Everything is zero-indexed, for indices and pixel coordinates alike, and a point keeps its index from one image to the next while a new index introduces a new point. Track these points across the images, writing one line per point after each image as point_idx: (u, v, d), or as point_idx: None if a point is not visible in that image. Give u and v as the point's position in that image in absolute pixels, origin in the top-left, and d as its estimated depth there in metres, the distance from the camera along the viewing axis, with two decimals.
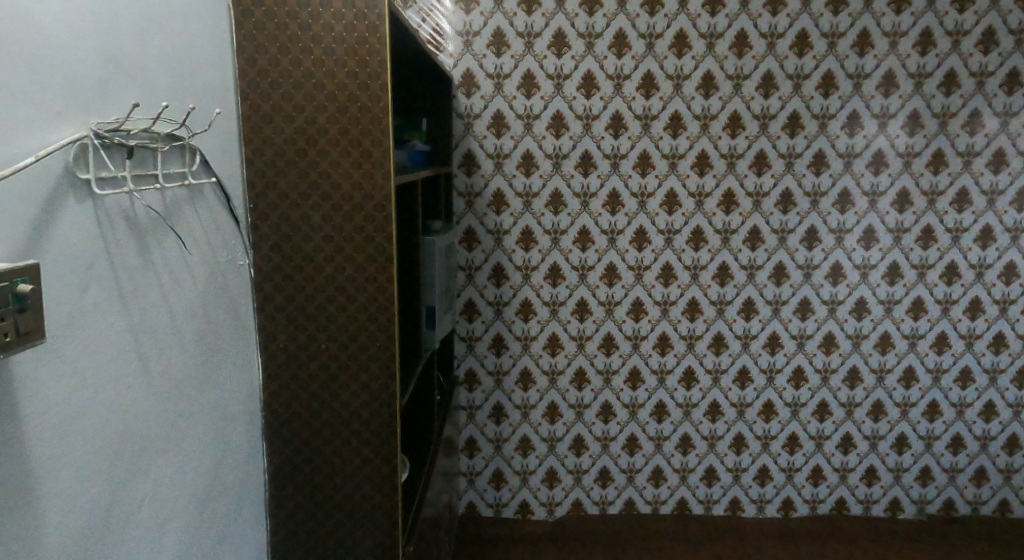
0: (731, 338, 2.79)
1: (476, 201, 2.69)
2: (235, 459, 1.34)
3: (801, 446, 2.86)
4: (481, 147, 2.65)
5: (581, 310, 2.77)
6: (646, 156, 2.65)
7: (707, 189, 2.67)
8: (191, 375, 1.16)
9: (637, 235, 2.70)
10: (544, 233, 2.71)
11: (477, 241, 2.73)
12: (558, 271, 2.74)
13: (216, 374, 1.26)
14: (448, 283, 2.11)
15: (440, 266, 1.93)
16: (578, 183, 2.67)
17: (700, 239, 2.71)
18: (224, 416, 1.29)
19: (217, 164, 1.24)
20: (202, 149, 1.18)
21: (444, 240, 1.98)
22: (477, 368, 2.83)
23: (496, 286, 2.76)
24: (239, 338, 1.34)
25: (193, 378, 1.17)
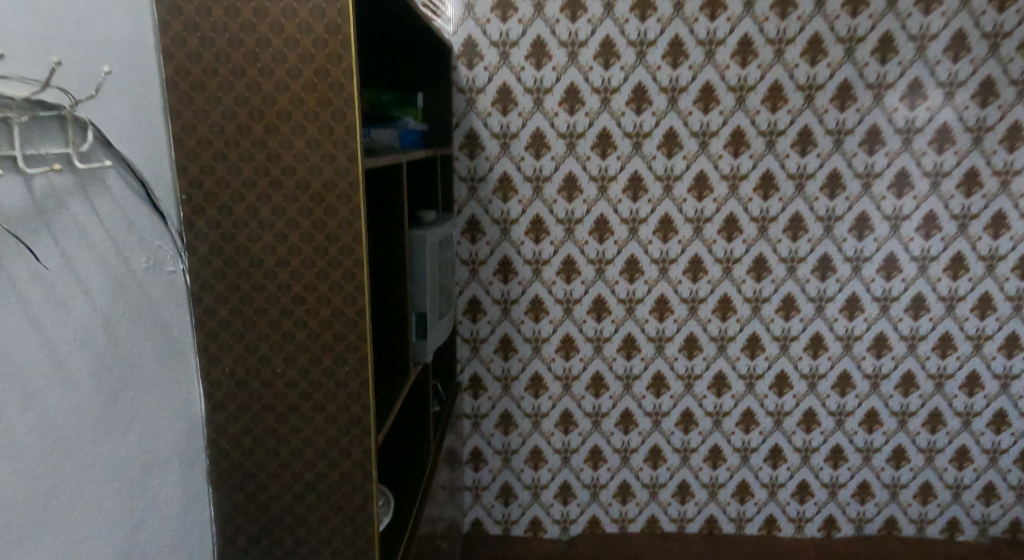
0: (768, 339, 2.48)
1: (479, 186, 2.40)
2: (158, 509, 1.09)
3: (845, 459, 2.56)
4: (486, 126, 2.35)
5: (599, 309, 2.48)
6: (673, 135, 2.33)
7: (743, 171, 2.34)
8: (81, 415, 0.90)
9: (662, 223, 2.40)
10: (557, 223, 2.41)
11: (481, 232, 2.44)
12: (573, 264, 2.44)
13: (127, 408, 1.00)
14: (444, 281, 1.82)
15: (432, 263, 1.64)
16: (595, 165, 2.36)
17: (733, 227, 2.39)
18: (140, 458, 1.04)
19: (120, 142, 0.99)
20: (89, 123, 0.92)
21: (436, 231, 1.68)
22: (482, 373, 2.56)
23: (503, 281, 2.48)
24: (163, 359, 1.09)
25: (84, 419, 0.91)
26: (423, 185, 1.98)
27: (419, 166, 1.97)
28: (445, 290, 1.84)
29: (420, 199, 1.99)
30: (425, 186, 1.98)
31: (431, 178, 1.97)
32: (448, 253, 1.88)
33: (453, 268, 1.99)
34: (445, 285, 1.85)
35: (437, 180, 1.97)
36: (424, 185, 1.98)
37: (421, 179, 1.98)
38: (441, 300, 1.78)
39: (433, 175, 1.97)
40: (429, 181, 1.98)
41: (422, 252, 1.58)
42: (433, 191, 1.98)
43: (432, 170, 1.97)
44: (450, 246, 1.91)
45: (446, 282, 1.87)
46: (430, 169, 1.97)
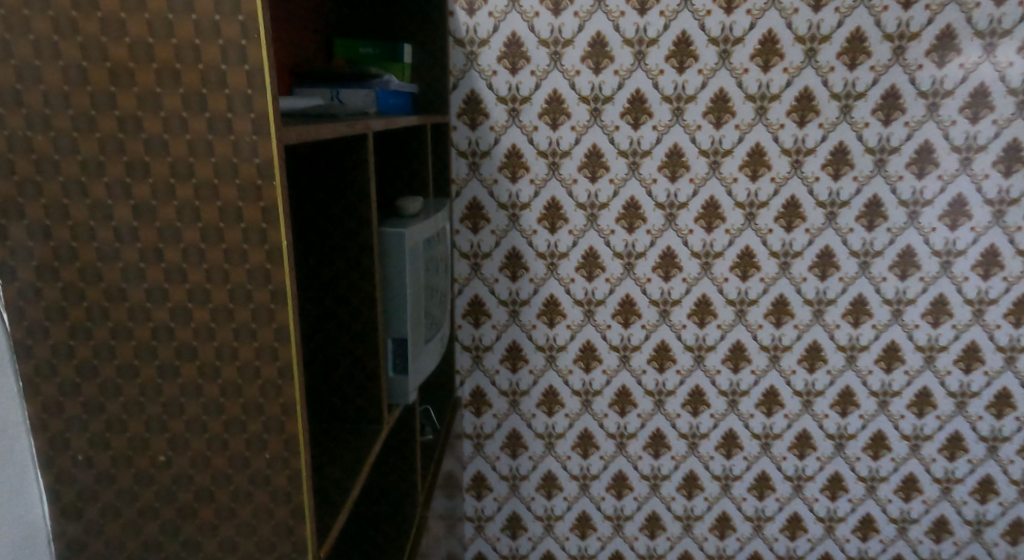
0: (831, 350, 2.10)
1: (482, 162, 1.99)
2: None
3: (920, 491, 2.23)
4: (490, 89, 1.93)
5: (626, 311, 2.09)
6: (723, 98, 1.91)
7: (808, 145, 1.93)
8: None
9: (707, 209, 1.99)
10: (577, 208, 2.01)
11: (484, 219, 2.04)
12: (595, 258, 2.05)
13: None
14: (433, 287, 1.41)
15: (417, 270, 1.22)
16: (625, 137, 1.95)
17: (794, 214, 1.98)
18: None
19: None
20: None
21: (420, 225, 1.26)
22: (485, 387, 2.18)
23: (511, 278, 2.09)
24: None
25: None
26: (407, 163, 1.54)
27: (401, 138, 1.53)
28: (435, 299, 1.43)
29: (404, 180, 1.55)
30: (408, 163, 1.54)
31: (417, 153, 1.54)
32: (439, 249, 1.46)
33: (448, 268, 1.58)
34: (434, 293, 1.44)
35: (426, 155, 1.53)
36: (408, 163, 1.54)
37: (405, 155, 1.54)
38: (429, 315, 1.37)
39: (420, 149, 1.53)
40: (416, 157, 1.54)
41: (401, 256, 1.16)
42: (421, 170, 1.54)
43: (419, 143, 1.53)
44: (443, 239, 1.50)
45: (437, 288, 1.46)
46: (416, 141, 1.53)
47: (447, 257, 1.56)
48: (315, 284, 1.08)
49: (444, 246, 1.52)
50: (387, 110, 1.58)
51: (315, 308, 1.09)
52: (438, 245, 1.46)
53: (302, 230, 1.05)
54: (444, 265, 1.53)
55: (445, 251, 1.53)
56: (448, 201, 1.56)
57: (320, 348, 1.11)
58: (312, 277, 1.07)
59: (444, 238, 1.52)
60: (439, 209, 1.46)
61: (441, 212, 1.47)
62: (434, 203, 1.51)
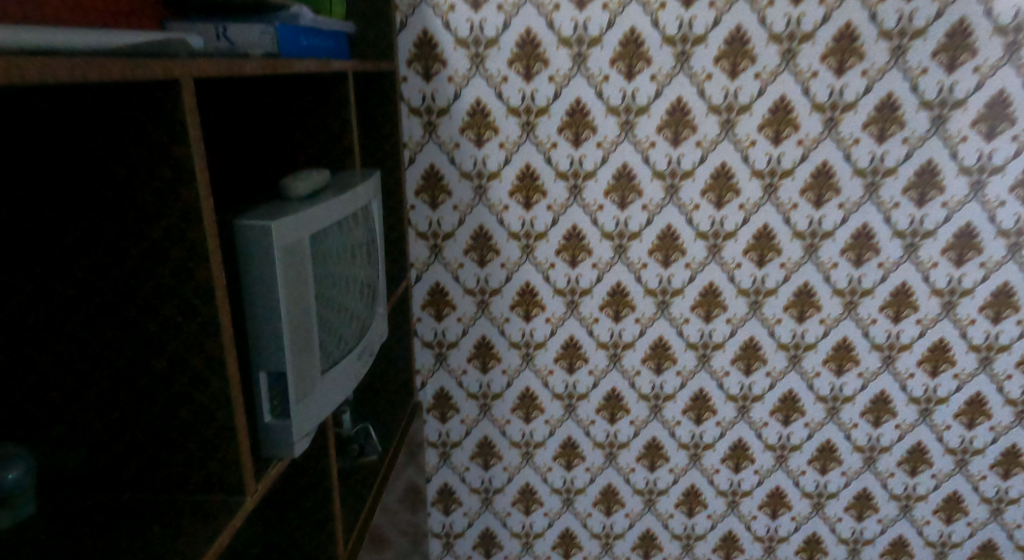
0: (864, 349, 1.76)
1: (439, 121, 1.61)
2: None
3: (965, 512, 1.89)
4: (447, 29, 1.55)
5: (616, 303, 1.77)
6: (741, 38, 1.51)
7: (847, 100, 1.54)
8: None
9: (716, 179, 1.63)
10: (557, 178, 1.65)
11: (445, 191, 1.68)
12: (580, 240, 1.71)
13: None
14: (342, 291, 1.06)
15: (304, 277, 0.87)
16: (616, 89, 1.57)
17: (825, 186, 1.61)
18: None
19: None
20: None
21: (308, 213, 0.89)
22: (451, 388, 1.87)
23: (479, 263, 1.75)
24: None
25: None
26: (323, 125, 1.19)
27: (311, 89, 1.17)
28: (346, 305, 1.08)
29: (320, 148, 1.20)
30: (325, 125, 1.19)
31: (334, 111, 1.18)
32: (351, 238, 1.10)
33: (374, 260, 1.23)
34: (346, 297, 1.09)
35: (348, 113, 1.18)
36: (324, 125, 1.19)
37: (318, 113, 1.18)
38: (331, 329, 1.02)
39: (340, 104, 1.17)
40: (333, 116, 1.18)
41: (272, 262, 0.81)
42: (342, 134, 1.19)
43: (337, 97, 1.17)
44: (359, 224, 1.14)
45: (351, 290, 1.11)
46: (333, 94, 1.17)
47: (370, 245, 1.21)
48: (99, 298, 0.72)
49: (362, 232, 1.16)
50: (301, 53, 1.20)
51: (107, 332, 0.73)
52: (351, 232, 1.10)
53: (84, 219, 0.70)
54: (366, 255, 1.18)
55: (365, 237, 1.18)
56: (377, 174, 1.21)
57: (130, 391, 0.75)
58: (101, 287, 0.72)
59: (364, 221, 1.16)
60: (355, 186, 1.10)
61: (359, 189, 1.11)
62: (350, 177, 1.15)
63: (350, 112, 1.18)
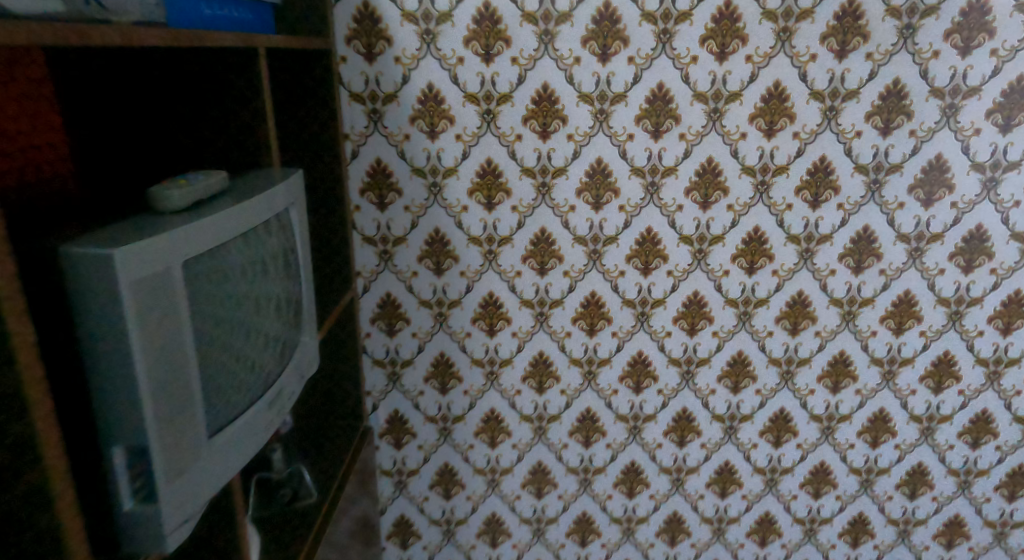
0: (863, 364, 1.59)
1: (385, 109, 1.39)
2: None
3: (968, 537, 1.75)
4: (392, 1, 1.32)
5: (590, 315, 1.58)
6: (732, 15, 1.32)
7: (849, 87, 1.36)
8: None
9: (702, 176, 1.44)
10: (523, 175, 1.45)
11: (394, 190, 1.46)
12: (549, 245, 1.51)
13: None
14: (246, 320, 0.86)
15: (177, 317, 0.67)
16: (589, 73, 1.37)
17: (823, 184, 1.44)
18: None
19: None
20: None
21: (185, 232, 0.69)
22: (406, 411, 1.66)
23: (435, 271, 1.53)
24: None
25: None
26: (230, 115, 0.98)
27: (214, 70, 0.96)
28: (253, 337, 0.88)
29: (231, 143, 1.00)
30: (235, 115, 0.98)
31: (246, 98, 0.97)
32: (261, 253, 0.90)
33: (296, 273, 1.03)
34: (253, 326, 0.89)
35: (262, 101, 0.97)
36: (235, 114, 0.98)
37: (225, 100, 0.97)
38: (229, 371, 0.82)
39: (252, 90, 0.96)
40: (245, 105, 0.97)
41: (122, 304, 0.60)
42: (256, 126, 0.98)
43: (248, 81, 0.96)
44: (273, 234, 0.94)
45: (261, 317, 0.91)
46: (243, 77, 0.96)
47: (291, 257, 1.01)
48: None
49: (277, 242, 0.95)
50: (201, 23, 0.99)
51: None
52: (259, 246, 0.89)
53: None
54: (283, 270, 0.98)
55: (282, 249, 0.97)
56: (300, 173, 1.00)
57: None
58: None
59: (279, 231, 0.96)
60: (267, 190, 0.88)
61: (273, 193, 0.90)
62: (259, 178, 0.94)
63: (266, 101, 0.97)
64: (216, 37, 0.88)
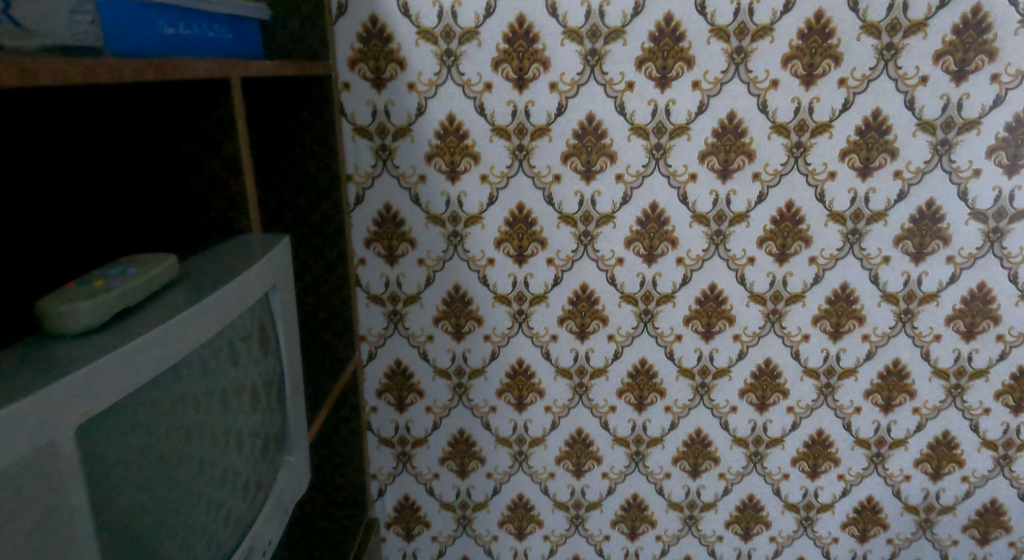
0: (971, 446, 1.33)
1: (396, 145, 1.15)
2: None
3: None
4: (406, 14, 1.07)
5: (640, 387, 1.32)
6: (824, 29, 1.07)
7: (966, 116, 1.11)
8: None
9: (781, 224, 1.19)
10: (561, 223, 1.20)
11: (406, 240, 1.21)
12: (593, 305, 1.26)
13: None
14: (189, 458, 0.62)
15: (67, 522, 0.45)
16: (645, 101, 1.12)
17: (930, 234, 1.18)
18: None
19: None
20: None
21: (84, 384, 0.45)
22: (418, 498, 1.40)
23: (454, 335, 1.28)
24: None
25: None
26: (194, 164, 0.74)
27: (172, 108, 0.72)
28: (199, 479, 0.64)
29: (195, 200, 0.76)
30: (201, 164, 0.74)
31: (216, 142, 0.73)
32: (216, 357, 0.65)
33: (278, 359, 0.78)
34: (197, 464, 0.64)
35: (239, 146, 0.73)
36: (200, 163, 0.74)
37: (189, 147, 0.73)
38: (146, 544, 0.58)
39: (223, 131, 0.72)
40: (215, 150, 0.73)
41: None
42: (229, 177, 0.74)
43: (218, 120, 0.72)
44: (237, 330, 0.69)
45: (215, 447, 0.66)
46: (211, 116, 0.72)
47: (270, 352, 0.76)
48: None
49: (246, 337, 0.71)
50: (166, 48, 0.75)
51: None
52: (211, 350, 0.65)
53: None
54: (256, 372, 0.73)
55: (252, 346, 0.72)
56: (288, 239, 0.76)
57: None
58: None
59: (251, 321, 0.71)
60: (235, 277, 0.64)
61: (245, 280, 0.65)
62: (230, 254, 0.70)
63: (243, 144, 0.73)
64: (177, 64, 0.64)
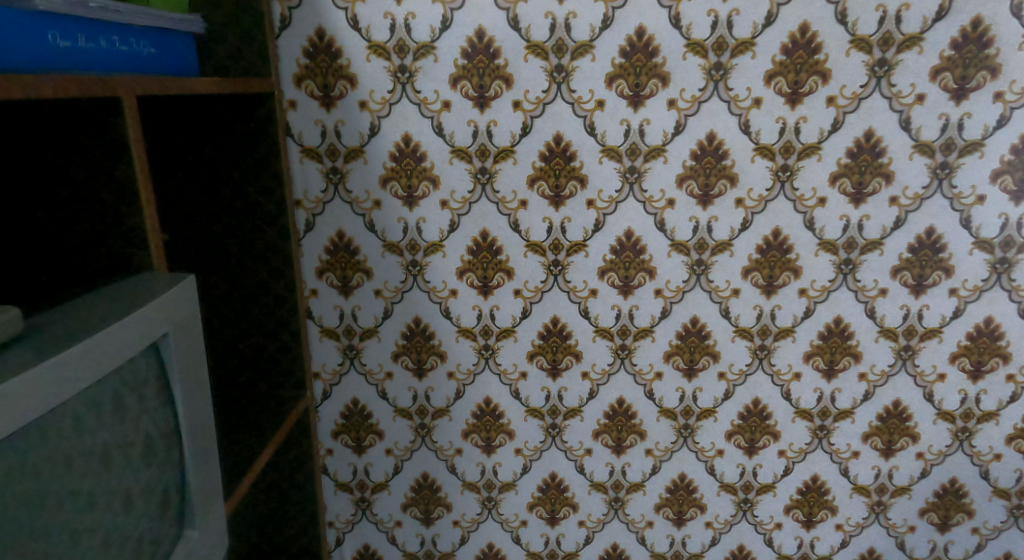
0: (982, 495, 1.22)
1: (348, 168, 1.06)
2: None
3: None
4: (355, 28, 1.00)
5: (618, 428, 1.21)
6: (810, 43, 0.99)
7: (968, 137, 1.02)
8: None
9: (767, 253, 1.09)
10: (529, 252, 1.11)
11: (360, 270, 1.12)
12: (565, 340, 1.16)
13: None
14: (41, 546, 0.52)
15: None
16: (616, 121, 1.04)
17: (931, 264, 1.08)
18: None
19: None
20: None
21: None
22: (379, 547, 1.29)
23: (415, 372, 1.18)
24: None
25: None
26: (84, 195, 0.66)
27: (60, 133, 0.65)
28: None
29: (86, 233, 0.67)
30: (92, 195, 0.66)
31: (106, 170, 0.65)
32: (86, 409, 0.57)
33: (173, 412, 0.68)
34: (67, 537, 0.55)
35: (133, 173, 0.65)
36: (91, 193, 0.66)
37: (78, 175, 0.65)
38: None
39: (116, 156, 0.64)
40: (107, 179, 0.65)
41: None
42: (124, 208, 0.66)
43: (110, 144, 0.64)
44: (111, 387, 0.60)
45: (81, 528, 0.57)
46: (101, 140, 0.64)
47: (164, 406, 0.67)
48: None
49: (125, 394, 0.62)
50: (58, 64, 0.65)
51: None
52: (79, 408, 0.56)
53: None
54: (141, 433, 0.64)
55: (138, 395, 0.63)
56: (193, 277, 0.67)
57: None
58: None
59: (132, 375, 0.62)
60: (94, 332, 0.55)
61: (111, 334, 0.56)
62: (110, 300, 0.61)
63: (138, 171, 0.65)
64: (50, 80, 0.55)
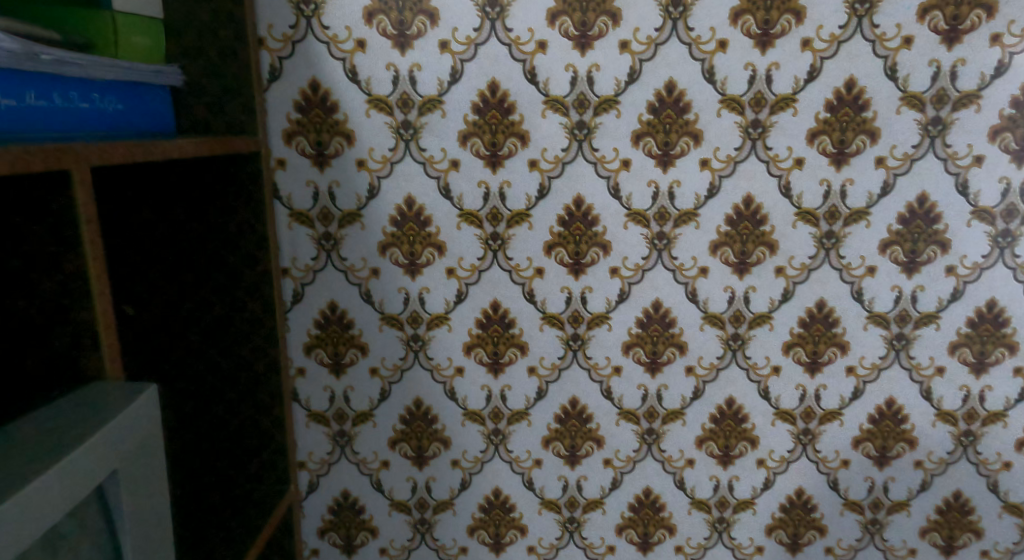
0: None
1: (342, 232, 0.95)
2: None
3: None
4: (354, 80, 0.90)
5: (644, 522, 1.07)
6: (856, 100, 0.90)
7: None
8: None
9: (811, 328, 0.98)
10: (545, 325, 0.99)
11: (354, 346, 1.00)
12: (585, 423, 1.03)
13: None
14: None
15: None
16: (644, 183, 0.93)
17: (993, 341, 0.97)
18: None
19: None
20: None
21: None
22: None
23: (415, 460, 1.04)
24: None
25: None
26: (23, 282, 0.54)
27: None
28: None
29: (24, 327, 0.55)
30: (31, 285, 0.54)
31: (49, 256, 0.53)
32: None
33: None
34: None
35: (81, 259, 0.53)
36: (30, 282, 0.54)
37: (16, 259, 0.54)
38: None
39: (62, 242, 0.52)
40: (50, 268, 0.53)
41: None
42: (69, 302, 0.53)
43: (54, 226, 0.52)
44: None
45: None
46: (44, 221, 0.52)
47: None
48: None
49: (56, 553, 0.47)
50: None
51: None
52: None
53: None
54: None
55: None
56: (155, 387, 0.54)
57: None
58: None
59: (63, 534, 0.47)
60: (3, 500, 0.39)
61: (29, 498, 0.41)
62: (40, 438, 0.46)
63: (89, 257, 0.53)
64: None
